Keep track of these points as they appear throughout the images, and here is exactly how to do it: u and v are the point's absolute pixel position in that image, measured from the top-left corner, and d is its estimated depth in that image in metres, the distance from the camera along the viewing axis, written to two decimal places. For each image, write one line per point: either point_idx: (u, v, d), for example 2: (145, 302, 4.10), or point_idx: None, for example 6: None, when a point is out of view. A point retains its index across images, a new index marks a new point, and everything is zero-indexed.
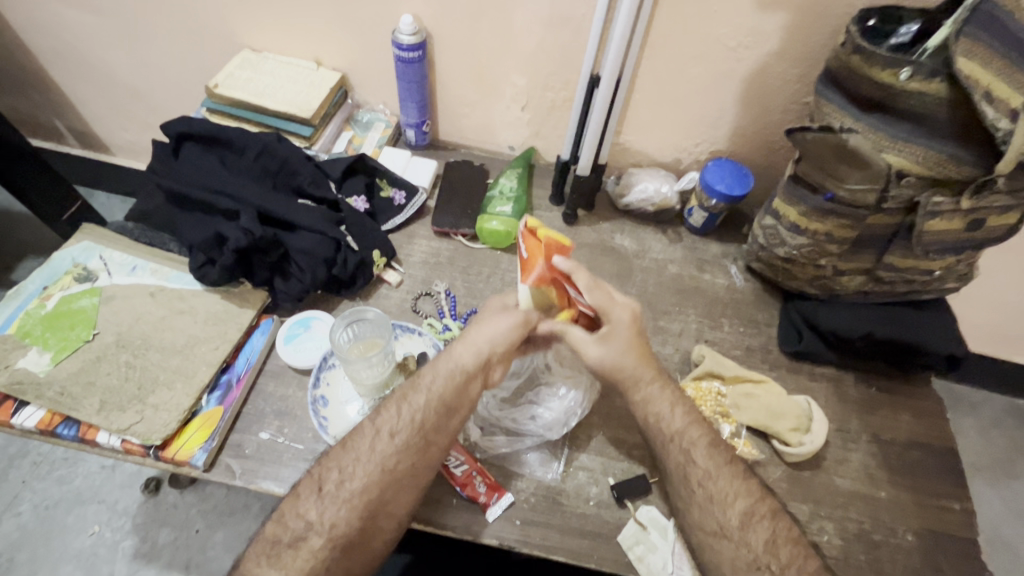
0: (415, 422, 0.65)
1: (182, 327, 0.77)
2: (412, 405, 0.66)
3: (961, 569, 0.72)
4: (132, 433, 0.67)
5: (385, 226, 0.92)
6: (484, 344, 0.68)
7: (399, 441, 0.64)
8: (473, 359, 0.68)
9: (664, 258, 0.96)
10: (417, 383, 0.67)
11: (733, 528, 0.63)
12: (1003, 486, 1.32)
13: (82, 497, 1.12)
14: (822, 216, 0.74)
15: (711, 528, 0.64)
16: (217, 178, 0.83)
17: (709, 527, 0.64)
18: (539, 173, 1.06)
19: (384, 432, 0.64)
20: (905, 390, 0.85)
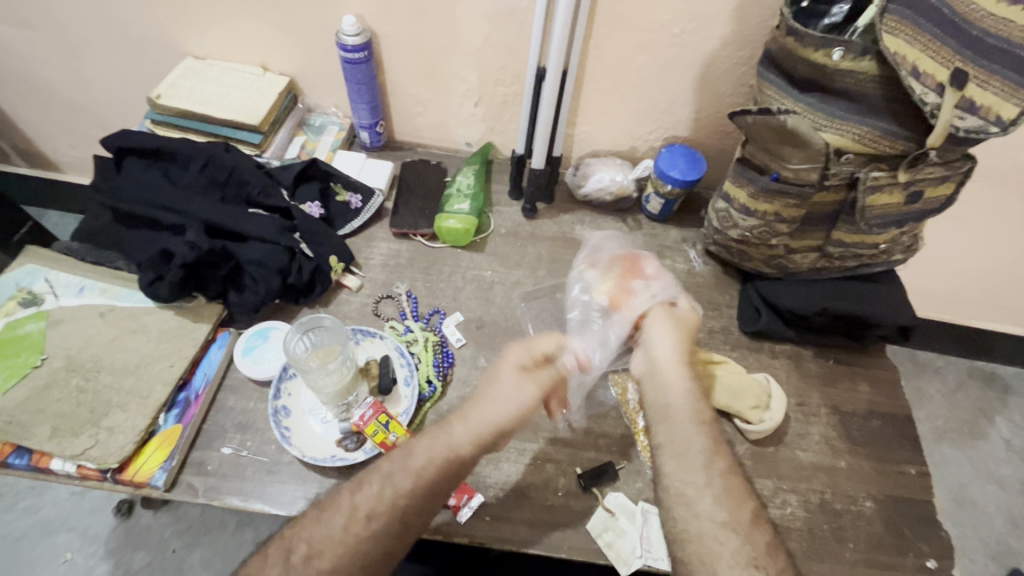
0: (392, 508, 0.60)
1: (135, 347, 0.75)
2: (385, 485, 0.61)
3: (920, 530, 0.74)
4: (87, 458, 0.66)
5: (342, 230, 0.91)
6: (500, 405, 0.67)
7: (376, 529, 0.59)
8: (485, 423, 0.66)
9: (625, 246, 0.97)
10: (404, 463, 0.62)
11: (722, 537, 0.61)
12: (967, 447, 1.37)
13: (52, 526, 1.09)
14: (769, 197, 0.75)
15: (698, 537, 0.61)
16: (163, 192, 0.81)
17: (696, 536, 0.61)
18: (498, 168, 1.06)
19: (361, 512, 0.59)
20: (862, 361, 0.88)
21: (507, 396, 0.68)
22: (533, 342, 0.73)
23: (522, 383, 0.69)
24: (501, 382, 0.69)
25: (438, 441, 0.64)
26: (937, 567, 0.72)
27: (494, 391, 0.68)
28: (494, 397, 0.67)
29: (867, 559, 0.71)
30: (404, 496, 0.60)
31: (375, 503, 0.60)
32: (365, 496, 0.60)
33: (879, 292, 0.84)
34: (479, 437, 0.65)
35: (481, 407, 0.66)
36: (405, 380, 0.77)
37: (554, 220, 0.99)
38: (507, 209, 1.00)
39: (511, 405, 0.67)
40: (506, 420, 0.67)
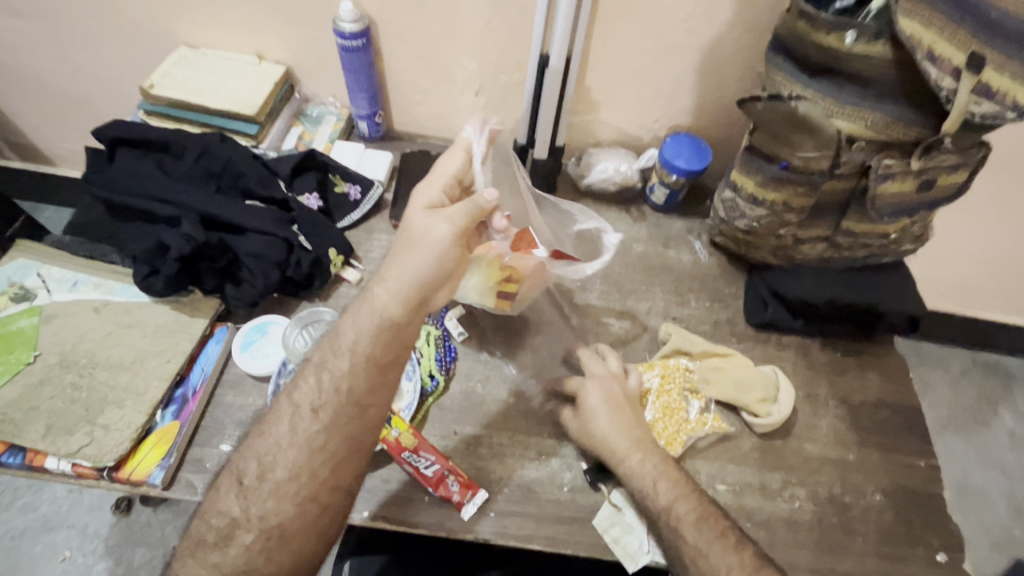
0: (337, 393, 0.60)
1: (131, 342, 0.73)
2: (321, 375, 0.61)
3: (930, 522, 0.73)
4: (83, 456, 0.65)
5: (341, 222, 0.89)
6: (417, 267, 0.62)
7: (325, 420, 0.60)
8: (406, 277, 0.62)
9: (629, 237, 0.95)
10: (331, 348, 0.62)
11: None
12: (972, 437, 1.37)
13: (50, 524, 1.08)
14: (778, 185, 0.74)
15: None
16: (157, 184, 0.79)
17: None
18: None
19: (304, 409, 0.60)
20: (870, 352, 0.87)
21: (420, 244, 0.63)
22: (444, 167, 0.67)
23: (428, 226, 0.63)
24: (410, 234, 0.64)
25: (364, 315, 0.62)
26: (947, 559, 0.71)
27: (408, 254, 0.63)
28: (407, 253, 0.63)
29: (877, 552, 0.70)
30: (343, 380, 0.61)
31: (318, 394, 0.61)
32: (305, 392, 0.61)
33: (888, 281, 0.84)
34: (404, 297, 0.62)
35: (394, 270, 0.63)
36: (408, 375, 0.76)
37: None
38: None
39: (424, 256, 0.62)
40: (425, 264, 0.62)
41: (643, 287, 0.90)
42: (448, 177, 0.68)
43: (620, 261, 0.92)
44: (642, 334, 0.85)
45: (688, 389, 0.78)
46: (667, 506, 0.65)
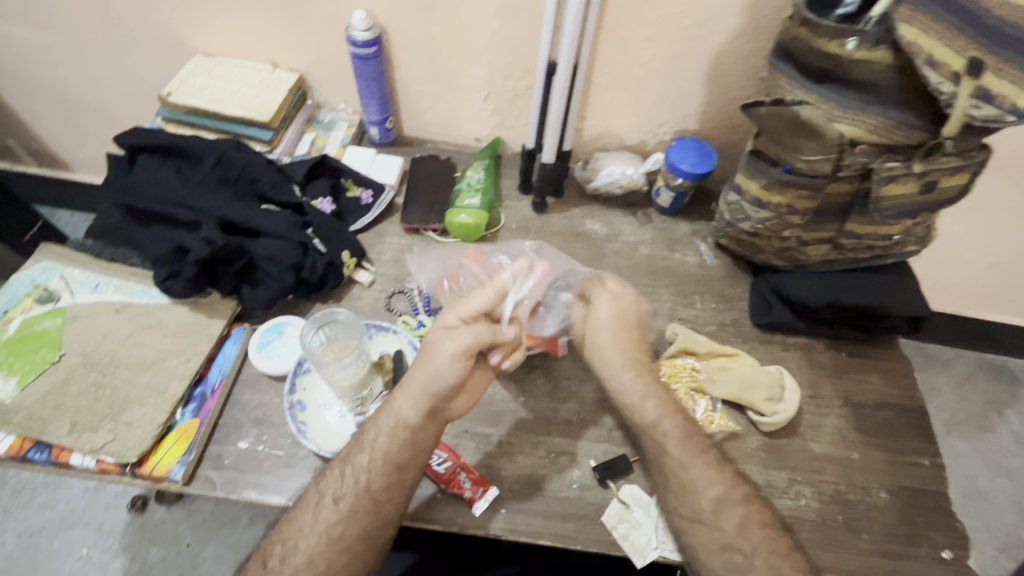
0: (357, 489, 0.64)
1: (151, 342, 0.75)
2: (346, 470, 0.65)
3: (934, 521, 0.74)
4: (106, 452, 0.66)
5: (353, 226, 0.91)
6: (428, 386, 0.65)
7: (344, 513, 0.64)
8: (423, 390, 0.65)
9: (635, 240, 0.97)
10: (358, 444, 0.67)
11: (707, 513, 0.69)
12: (977, 439, 1.37)
13: (67, 521, 1.10)
14: (782, 188, 0.75)
15: (687, 514, 0.69)
16: (176, 188, 0.82)
17: (686, 513, 0.69)
18: (506, 163, 1.06)
19: (327, 499, 0.64)
20: (874, 353, 0.88)
21: (435, 361, 0.66)
22: (461, 308, 0.67)
23: (442, 352, 0.65)
24: (429, 351, 0.67)
25: (384, 421, 0.67)
26: (952, 557, 0.72)
27: (423, 372, 0.66)
28: (423, 369, 0.66)
29: (882, 549, 0.71)
30: (365, 476, 0.65)
31: (341, 486, 0.65)
32: (330, 479, 0.65)
33: (892, 283, 0.84)
34: (417, 408, 0.65)
35: (412, 383, 0.67)
36: None
37: (563, 215, 0.99)
38: (517, 204, 0.99)
39: (435, 372, 0.65)
40: (436, 380, 0.65)
41: (649, 289, 0.91)
42: (466, 310, 0.67)
43: (626, 263, 0.94)
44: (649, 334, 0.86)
45: (694, 389, 0.81)
46: (654, 422, 0.74)
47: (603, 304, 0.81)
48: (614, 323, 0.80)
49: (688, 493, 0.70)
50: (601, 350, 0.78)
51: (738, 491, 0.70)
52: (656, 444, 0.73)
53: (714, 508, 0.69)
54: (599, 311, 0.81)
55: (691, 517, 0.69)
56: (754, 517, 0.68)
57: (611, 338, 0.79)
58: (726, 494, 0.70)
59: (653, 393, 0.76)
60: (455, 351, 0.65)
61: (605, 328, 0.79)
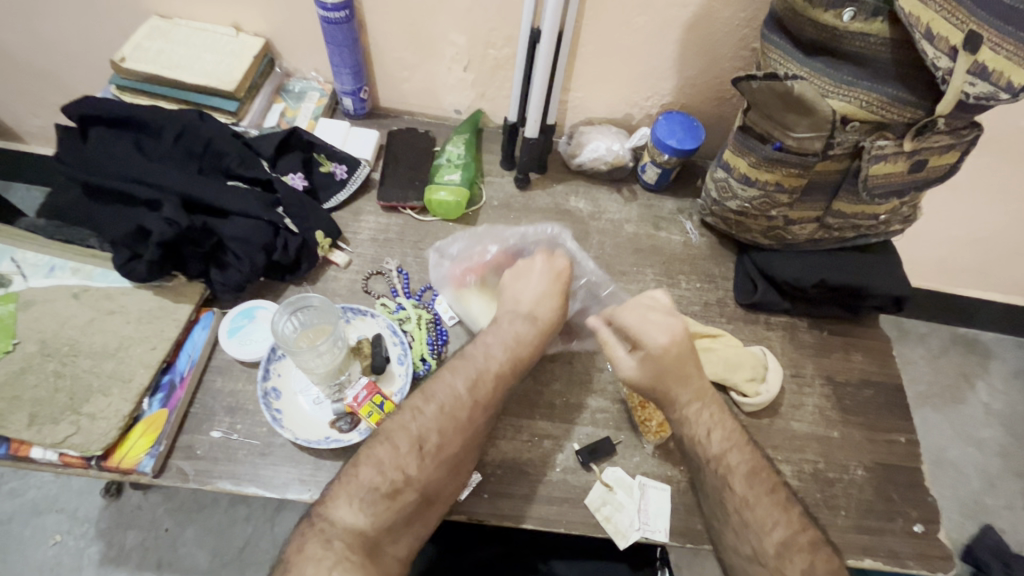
0: (480, 394, 0.66)
1: (113, 329, 0.71)
2: (473, 373, 0.67)
3: (909, 496, 0.76)
4: (69, 446, 0.63)
5: (327, 203, 0.87)
6: (539, 297, 0.74)
7: (470, 411, 0.66)
8: (541, 312, 0.73)
9: (620, 218, 0.95)
10: (474, 355, 0.69)
11: (769, 555, 0.63)
12: (947, 410, 1.41)
13: (38, 508, 1.07)
14: (770, 165, 0.73)
15: (746, 552, 0.64)
16: (134, 164, 0.76)
17: (745, 551, 0.64)
18: (489, 137, 1.01)
19: (451, 401, 0.66)
20: (855, 332, 0.88)
21: (547, 288, 0.75)
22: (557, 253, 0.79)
23: (555, 280, 0.75)
24: (542, 279, 0.75)
25: (507, 338, 0.71)
26: (923, 531, 0.74)
27: (531, 285, 0.75)
28: (537, 294, 0.74)
29: (859, 525, 0.73)
30: (489, 378, 0.67)
31: (463, 390, 0.66)
32: (459, 383, 0.67)
33: (874, 263, 0.84)
34: (543, 328, 0.72)
35: (534, 307, 0.73)
36: (399, 359, 0.75)
37: (547, 191, 0.96)
38: (499, 180, 0.96)
39: (558, 296, 0.74)
40: (553, 304, 0.74)
41: (635, 268, 0.90)
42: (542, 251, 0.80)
43: (611, 242, 0.92)
44: None
45: None
46: (720, 454, 0.67)
47: (664, 347, 0.69)
48: (663, 364, 0.68)
49: (749, 530, 0.64)
50: (666, 390, 0.69)
51: (807, 535, 0.63)
52: (720, 477, 0.66)
53: (777, 551, 0.63)
54: (661, 352, 0.69)
55: (751, 556, 0.64)
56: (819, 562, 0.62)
57: (670, 371, 0.69)
58: (792, 538, 0.63)
59: (721, 421, 0.69)
60: (551, 266, 0.76)
61: (656, 368, 0.68)
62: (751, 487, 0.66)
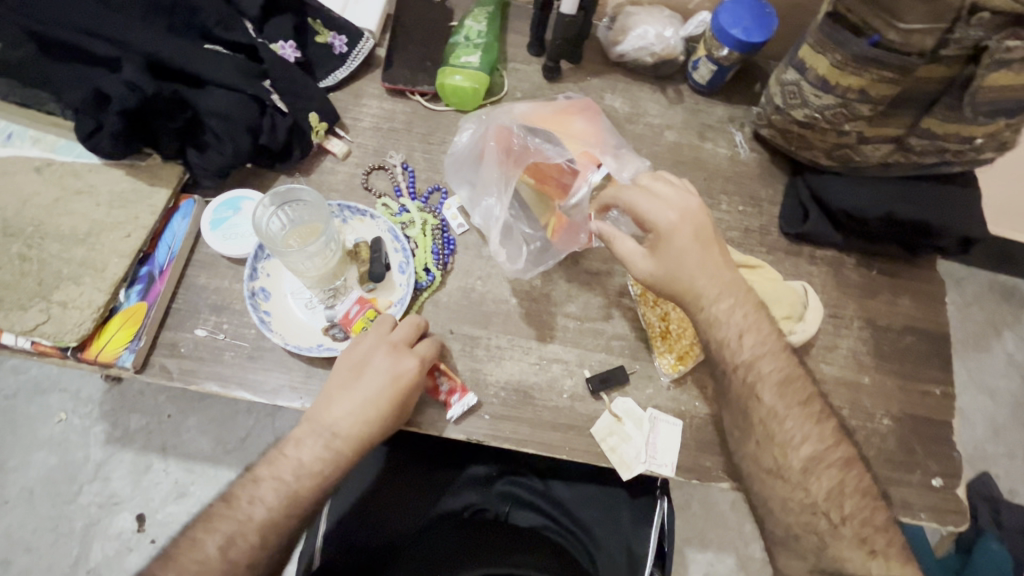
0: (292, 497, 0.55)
1: (82, 212, 0.64)
2: (276, 477, 0.56)
3: (934, 450, 0.71)
4: (42, 334, 0.59)
5: (324, 81, 0.75)
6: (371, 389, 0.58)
7: (279, 512, 0.55)
8: (359, 436, 0.57)
9: (661, 123, 0.82)
10: (280, 456, 0.57)
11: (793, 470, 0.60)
12: (970, 358, 1.35)
13: (41, 387, 1.08)
14: (859, 67, 0.61)
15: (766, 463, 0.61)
16: (93, 14, 0.64)
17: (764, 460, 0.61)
18: (516, 13, 0.85)
19: (261, 499, 0.55)
20: (910, 272, 0.79)
21: (371, 403, 0.58)
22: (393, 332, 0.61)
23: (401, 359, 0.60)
24: (369, 394, 0.58)
25: (320, 435, 0.57)
26: (942, 485, 0.70)
27: (362, 372, 0.59)
28: (361, 409, 0.58)
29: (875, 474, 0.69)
30: (302, 483, 0.56)
31: (276, 491, 0.55)
32: (264, 488, 0.55)
33: (954, 197, 0.72)
34: (359, 451, 0.58)
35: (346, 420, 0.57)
36: (400, 268, 0.68)
37: (580, 85, 0.82)
38: (523, 68, 0.82)
39: (387, 404, 0.58)
40: (376, 421, 0.58)
41: None
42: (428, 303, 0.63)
43: (648, 151, 0.80)
44: None
45: None
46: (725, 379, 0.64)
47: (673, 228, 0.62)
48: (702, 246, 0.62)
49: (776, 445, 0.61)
50: (691, 282, 0.62)
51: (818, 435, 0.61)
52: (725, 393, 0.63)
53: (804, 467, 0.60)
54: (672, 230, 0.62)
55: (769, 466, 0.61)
56: (850, 482, 0.60)
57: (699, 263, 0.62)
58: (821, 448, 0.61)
59: (756, 325, 0.63)
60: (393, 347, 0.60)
61: (688, 254, 0.62)
62: (783, 398, 0.61)
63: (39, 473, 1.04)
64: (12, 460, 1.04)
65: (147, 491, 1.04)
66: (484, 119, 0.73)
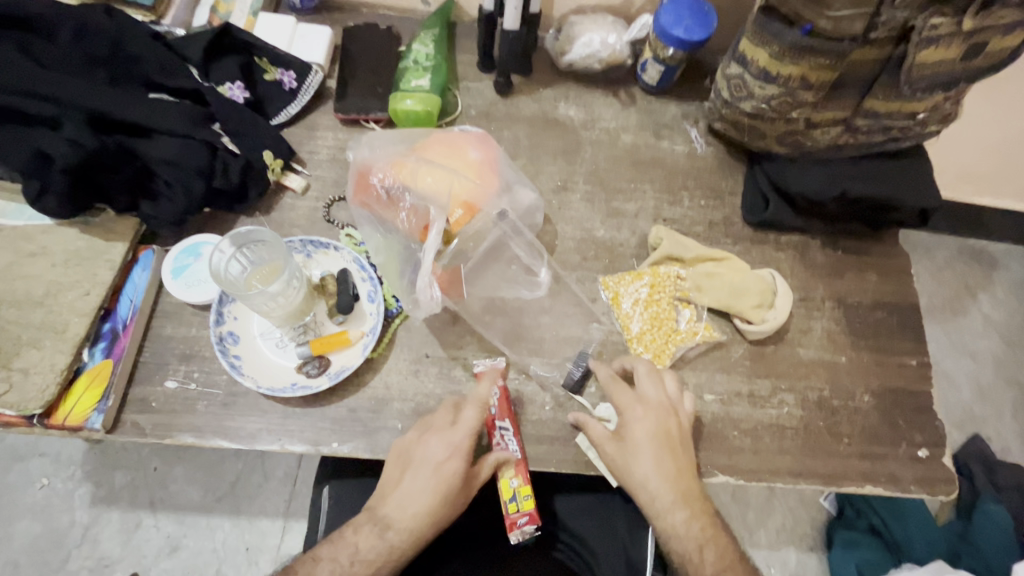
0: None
1: (38, 274, 0.63)
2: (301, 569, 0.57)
3: (916, 422, 0.72)
4: (4, 405, 0.57)
5: (277, 117, 0.75)
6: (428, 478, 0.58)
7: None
8: (413, 527, 0.58)
9: (616, 126, 0.83)
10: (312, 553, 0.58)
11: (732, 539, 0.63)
12: (950, 323, 1.37)
13: (19, 454, 1.05)
14: (797, 56, 0.62)
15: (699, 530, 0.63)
16: (32, 75, 0.63)
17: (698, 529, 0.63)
18: (463, 32, 0.86)
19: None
20: (873, 248, 0.80)
21: (428, 485, 0.58)
22: (433, 421, 0.61)
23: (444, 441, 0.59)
24: (417, 479, 0.58)
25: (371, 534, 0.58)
26: (928, 455, 0.71)
27: (422, 458, 0.59)
28: (421, 468, 0.59)
29: (861, 452, 0.70)
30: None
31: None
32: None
33: (905, 171, 0.74)
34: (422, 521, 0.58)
35: (397, 499, 0.59)
36: (369, 296, 0.68)
37: (532, 97, 0.83)
38: (476, 85, 0.82)
39: (438, 491, 0.58)
40: (433, 511, 0.58)
41: (632, 185, 0.79)
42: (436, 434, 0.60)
43: (605, 155, 0.81)
44: (630, 239, 0.76)
45: (678, 298, 0.72)
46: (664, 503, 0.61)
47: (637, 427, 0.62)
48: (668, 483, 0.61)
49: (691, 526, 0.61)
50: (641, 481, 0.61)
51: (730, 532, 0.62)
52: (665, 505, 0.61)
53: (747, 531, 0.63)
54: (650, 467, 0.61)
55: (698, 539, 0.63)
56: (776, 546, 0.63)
57: (652, 471, 0.61)
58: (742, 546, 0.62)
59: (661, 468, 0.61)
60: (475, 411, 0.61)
61: (649, 463, 0.61)
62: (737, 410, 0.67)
63: (25, 543, 1.01)
64: None
65: (138, 549, 1.01)
66: (362, 148, 0.73)
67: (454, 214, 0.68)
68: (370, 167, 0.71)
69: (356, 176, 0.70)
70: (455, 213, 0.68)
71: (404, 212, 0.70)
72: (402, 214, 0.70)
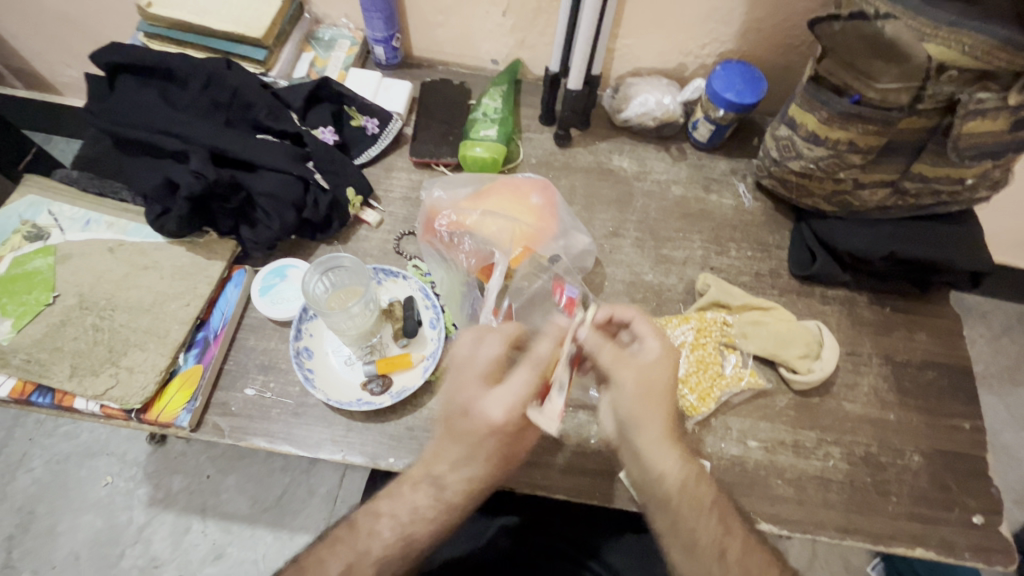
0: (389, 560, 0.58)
1: (148, 285, 0.71)
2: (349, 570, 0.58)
3: (970, 487, 0.70)
4: (110, 398, 0.64)
5: (359, 158, 0.84)
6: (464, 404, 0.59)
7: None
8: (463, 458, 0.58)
9: (667, 178, 0.88)
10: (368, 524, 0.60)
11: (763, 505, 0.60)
12: (1010, 393, 1.32)
13: (90, 451, 1.13)
14: (845, 123, 0.66)
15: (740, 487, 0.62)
16: (163, 116, 0.74)
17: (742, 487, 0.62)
18: (528, 89, 0.95)
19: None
20: (921, 308, 0.81)
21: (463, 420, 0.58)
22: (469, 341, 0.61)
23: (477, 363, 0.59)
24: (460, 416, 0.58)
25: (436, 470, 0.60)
26: (984, 523, 0.69)
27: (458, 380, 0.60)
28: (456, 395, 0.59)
29: (911, 513, 0.68)
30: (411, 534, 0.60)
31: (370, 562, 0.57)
32: None
33: (955, 235, 0.75)
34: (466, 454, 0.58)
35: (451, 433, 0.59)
36: (431, 323, 0.73)
37: (589, 149, 0.90)
38: (537, 136, 0.90)
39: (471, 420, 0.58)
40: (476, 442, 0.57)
41: (681, 235, 0.84)
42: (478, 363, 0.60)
43: (656, 205, 0.86)
44: (677, 285, 0.80)
45: (724, 344, 0.75)
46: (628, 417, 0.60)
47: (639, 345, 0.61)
48: (643, 403, 0.59)
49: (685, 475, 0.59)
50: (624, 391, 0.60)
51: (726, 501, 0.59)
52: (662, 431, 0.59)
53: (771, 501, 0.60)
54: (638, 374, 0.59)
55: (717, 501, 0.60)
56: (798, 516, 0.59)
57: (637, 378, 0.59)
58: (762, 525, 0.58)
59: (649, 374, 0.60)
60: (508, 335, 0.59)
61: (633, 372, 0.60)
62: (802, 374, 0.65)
63: (85, 537, 1.07)
64: (60, 524, 1.07)
65: (185, 553, 1.06)
66: (429, 194, 0.80)
67: (517, 252, 0.75)
68: (438, 209, 0.78)
69: (425, 218, 0.78)
70: (517, 250, 0.75)
71: (465, 253, 0.76)
72: (464, 253, 0.76)
